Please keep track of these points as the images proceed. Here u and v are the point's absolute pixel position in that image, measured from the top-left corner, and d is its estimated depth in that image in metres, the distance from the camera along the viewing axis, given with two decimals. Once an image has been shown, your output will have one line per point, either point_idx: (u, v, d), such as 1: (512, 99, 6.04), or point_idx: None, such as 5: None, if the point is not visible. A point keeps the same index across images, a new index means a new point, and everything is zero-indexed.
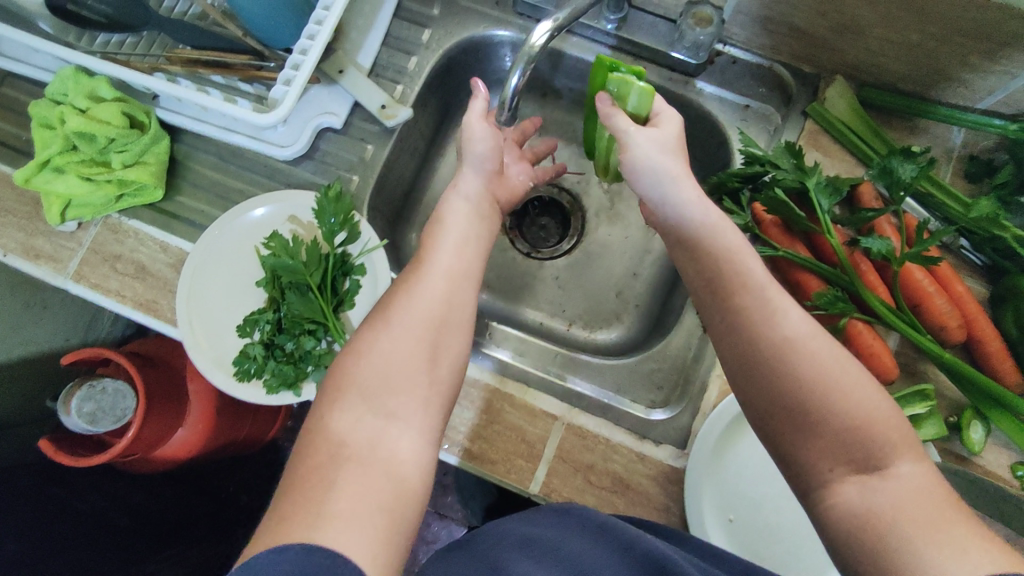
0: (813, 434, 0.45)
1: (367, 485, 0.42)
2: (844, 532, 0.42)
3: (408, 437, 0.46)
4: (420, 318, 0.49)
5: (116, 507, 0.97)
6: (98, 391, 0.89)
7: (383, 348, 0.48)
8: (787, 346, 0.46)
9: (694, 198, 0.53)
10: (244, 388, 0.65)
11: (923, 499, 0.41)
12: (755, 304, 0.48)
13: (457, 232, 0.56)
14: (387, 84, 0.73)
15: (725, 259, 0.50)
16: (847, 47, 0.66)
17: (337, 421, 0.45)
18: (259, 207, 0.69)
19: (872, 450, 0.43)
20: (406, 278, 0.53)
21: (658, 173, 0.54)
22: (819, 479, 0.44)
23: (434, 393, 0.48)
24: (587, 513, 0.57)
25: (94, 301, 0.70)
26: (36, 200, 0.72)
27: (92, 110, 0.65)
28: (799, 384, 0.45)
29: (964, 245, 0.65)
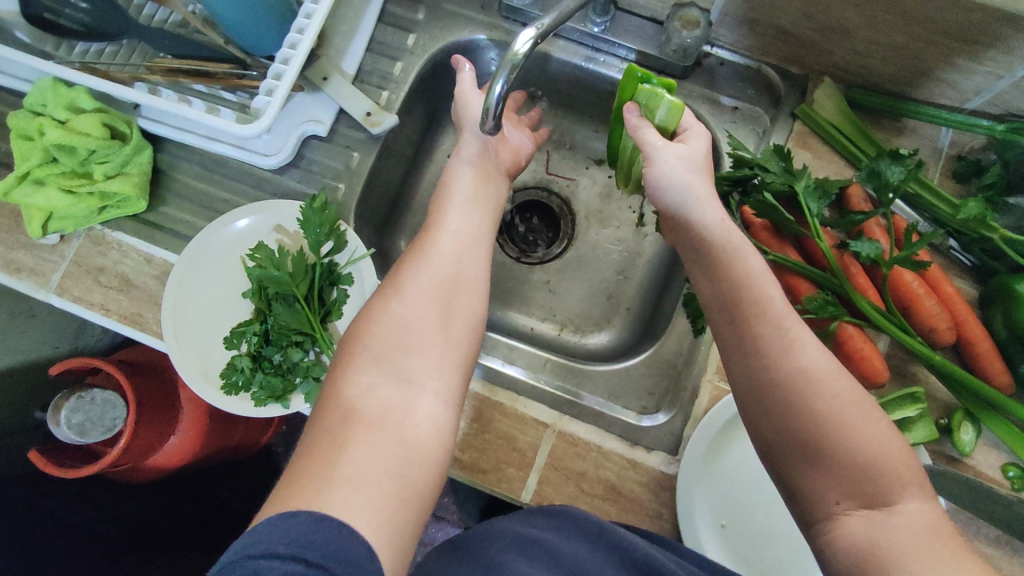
0: (824, 467, 0.46)
1: (382, 441, 0.44)
2: (849, 562, 0.44)
3: (422, 401, 0.48)
4: (431, 285, 0.52)
5: (105, 518, 0.96)
6: (87, 402, 0.90)
7: (395, 317, 0.51)
8: (803, 380, 0.47)
9: (718, 219, 0.53)
10: (232, 401, 0.64)
11: (927, 537, 0.43)
12: (772, 334, 0.49)
13: (464, 198, 0.59)
14: (372, 90, 0.72)
15: (738, 285, 0.51)
16: (835, 49, 0.65)
17: (353, 386, 0.47)
18: (244, 217, 0.68)
19: (881, 484, 0.45)
20: (415, 252, 0.55)
21: (683, 193, 0.54)
22: (825, 510, 0.46)
23: (447, 353, 0.51)
24: (588, 514, 0.56)
25: (78, 314, 0.69)
26: (16, 212, 0.70)
27: (72, 121, 0.64)
28: (814, 418, 0.47)
29: (953, 245, 0.65)
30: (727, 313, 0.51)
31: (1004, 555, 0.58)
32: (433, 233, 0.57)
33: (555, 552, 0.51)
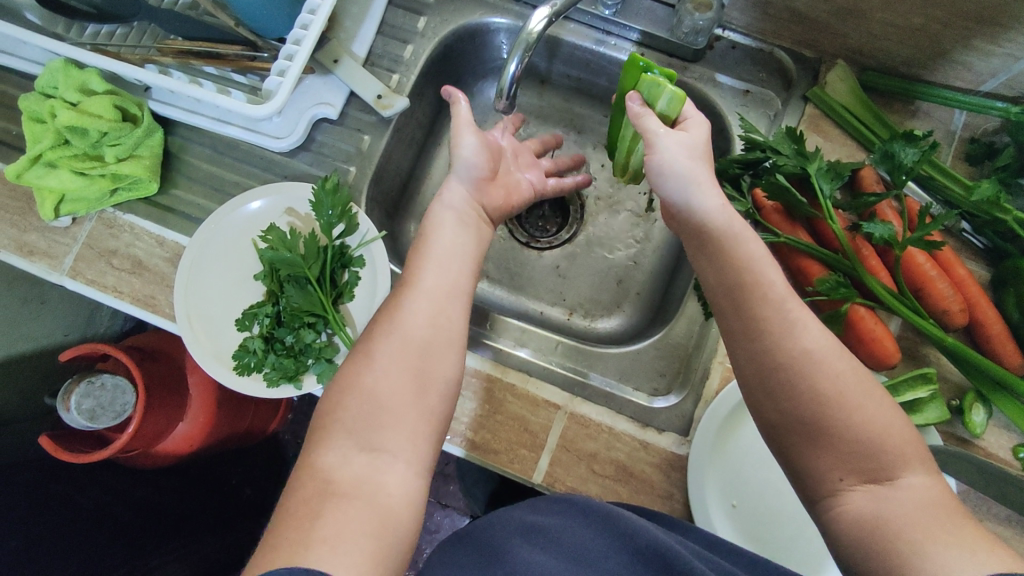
0: (827, 445, 0.46)
1: (358, 515, 0.42)
2: (855, 537, 0.43)
3: (397, 469, 0.46)
4: (407, 348, 0.50)
5: (120, 502, 0.95)
6: (98, 387, 0.88)
7: (369, 385, 0.48)
8: (805, 360, 0.47)
9: (718, 206, 0.53)
10: (245, 382, 0.65)
11: (933, 508, 0.42)
12: (775, 316, 0.48)
13: (445, 248, 0.56)
14: (383, 73, 0.72)
15: (742, 268, 0.50)
16: (849, 31, 0.65)
17: (325, 458, 0.45)
18: (256, 199, 0.68)
19: (884, 460, 0.45)
20: (391, 308, 0.52)
21: (683, 182, 0.54)
22: (830, 487, 0.46)
23: (422, 421, 0.48)
24: (580, 498, 0.56)
25: (91, 297, 0.69)
26: (29, 195, 0.71)
27: (84, 104, 0.64)
28: (817, 400, 0.46)
29: (965, 228, 0.65)
30: (728, 295, 0.51)
31: (1016, 536, 0.58)
32: (410, 286, 0.53)
33: (558, 537, 0.51)
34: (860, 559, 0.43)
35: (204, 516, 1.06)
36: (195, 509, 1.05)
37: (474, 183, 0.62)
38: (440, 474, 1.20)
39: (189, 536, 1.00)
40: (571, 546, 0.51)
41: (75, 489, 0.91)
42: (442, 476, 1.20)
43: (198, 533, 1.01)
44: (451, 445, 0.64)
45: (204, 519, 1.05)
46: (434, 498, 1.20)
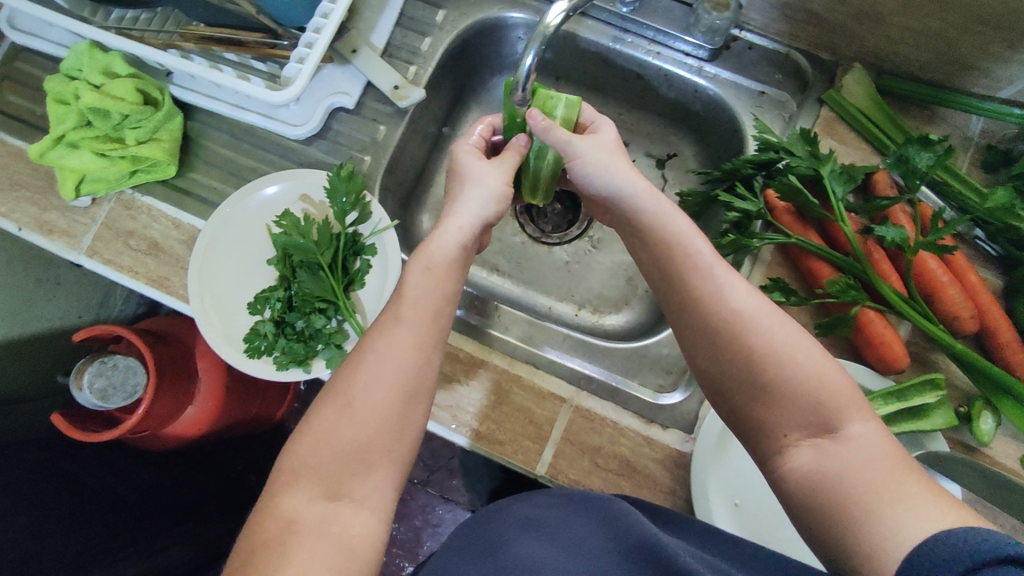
0: (767, 402, 0.47)
1: (320, 555, 0.43)
2: (804, 495, 0.44)
3: (363, 515, 0.46)
4: (380, 400, 0.49)
5: (125, 484, 0.94)
6: (109, 367, 0.88)
7: (342, 433, 0.48)
8: (735, 320, 0.48)
9: (644, 190, 0.54)
10: (254, 365, 0.66)
11: (877, 457, 0.42)
12: (704, 284, 0.50)
13: (432, 294, 0.53)
14: (401, 64, 0.73)
15: (670, 245, 0.52)
16: (867, 35, 0.65)
17: (290, 501, 0.45)
18: (273, 184, 0.69)
19: (824, 411, 0.45)
20: (368, 343, 0.51)
21: (605, 173, 0.56)
22: (776, 445, 0.46)
23: (392, 469, 0.49)
24: (597, 496, 0.56)
25: (107, 276, 0.70)
26: (50, 174, 0.72)
27: (107, 87, 0.66)
28: (748, 357, 0.47)
29: (978, 235, 0.65)
30: (662, 274, 0.53)
31: None
32: (390, 333, 0.51)
33: (555, 528, 0.52)
34: (812, 518, 0.43)
35: (208, 503, 1.05)
36: (198, 494, 1.05)
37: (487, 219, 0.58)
38: (444, 467, 1.20)
39: (199, 520, 1.01)
40: (569, 536, 0.51)
41: (82, 467, 0.91)
42: (445, 470, 1.20)
43: (200, 518, 1.01)
44: (457, 435, 0.65)
45: (205, 505, 1.04)
46: (436, 492, 1.20)
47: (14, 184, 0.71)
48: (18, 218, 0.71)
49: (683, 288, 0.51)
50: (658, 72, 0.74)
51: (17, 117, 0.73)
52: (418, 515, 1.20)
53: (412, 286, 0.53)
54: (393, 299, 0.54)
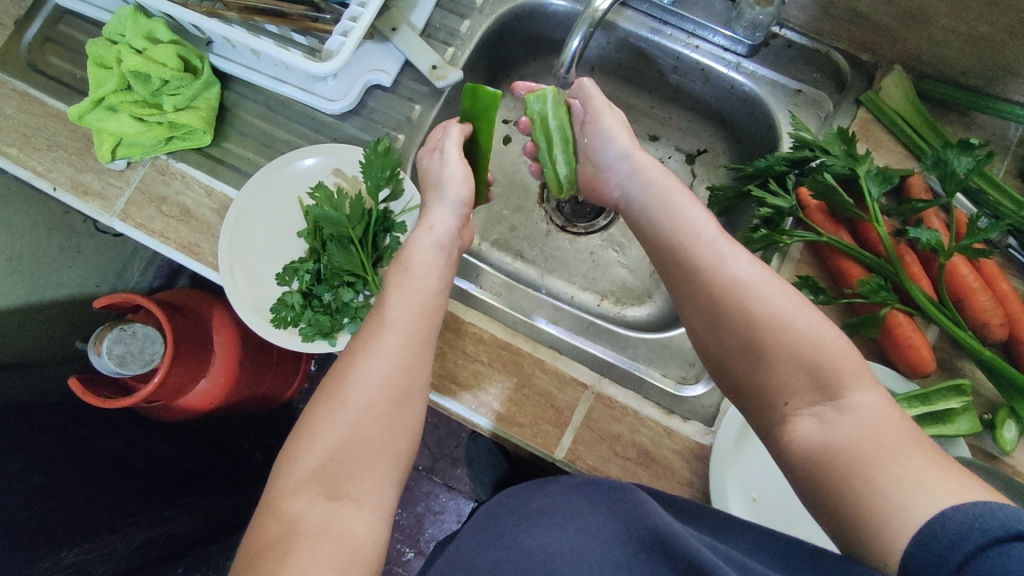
0: (770, 369, 0.48)
1: (322, 555, 0.43)
2: (807, 465, 0.44)
3: (363, 514, 0.47)
4: (378, 394, 0.50)
5: (135, 452, 0.91)
6: (128, 334, 0.86)
7: (334, 435, 0.48)
8: (735, 286, 0.50)
9: (650, 166, 0.60)
10: (280, 335, 0.66)
11: (881, 426, 0.43)
12: (707, 254, 0.53)
13: (418, 294, 0.55)
14: (439, 45, 0.73)
15: (673, 219, 0.56)
16: (910, 37, 0.65)
17: (292, 504, 0.46)
18: (309, 156, 0.69)
19: (825, 379, 0.46)
20: (362, 337, 0.53)
21: (621, 143, 0.61)
22: (779, 414, 0.47)
23: (391, 463, 0.49)
24: (612, 482, 0.54)
25: (139, 240, 0.71)
26: (86, 137, 0.72)
27: (149, 51, 0.67)
28: (749, 324, 0.49)
29: (1013, 244, 0.64)
30: (666, 247, 0.55)
31: None
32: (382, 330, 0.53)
33: (559, 512, 0.51)
34: (816, 492, 0.43)
35: (217, 476, 1.03)
36: (205, 466, 1.02)
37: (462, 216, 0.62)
38: (448, 455, 1.21)
39: (207, 493, 0.99)
40: (571, 521, 0.50)
41: (93, 434, 0.87)
42: (449, 458, 1.21)
43: (206, 491, 0.99)
44: (478, 416, 0.65)
45: (213, 479, 1.02)
46: (439, 480, 1.20)
47: (51, 145, 0.72)
48: (54, 178, 0.71)
49: (686, 259, 0.53)
50: (694, 65, 0.74)
51: (57, 78, 0.74)
52: (420, 502, 1.20)
53: (396, 290, 0.56)
54: (381, 301, 0.56)
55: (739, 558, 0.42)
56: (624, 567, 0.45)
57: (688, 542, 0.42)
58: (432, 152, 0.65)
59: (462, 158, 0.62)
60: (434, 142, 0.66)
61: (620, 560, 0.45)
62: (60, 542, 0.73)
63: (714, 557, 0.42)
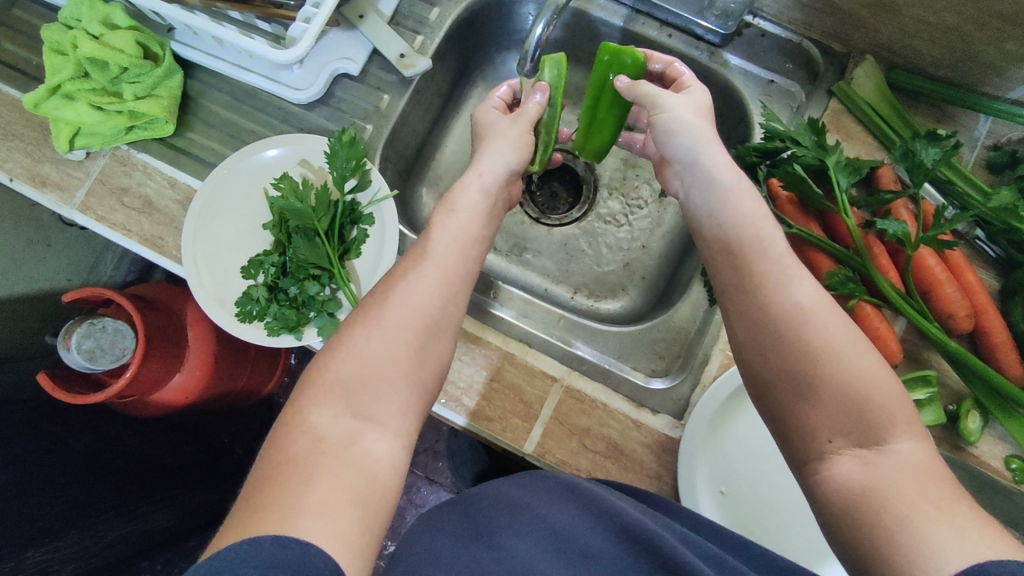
0: (817, 404, 0.45)
1: (342, 481, 0.41)
2: (839, 504, 0.43)
3: (384, 440, 0.45)
4: (411, 321, 0.49)
5: (110, 448, 0.89)
6: (98, 329, 0.84)
7: (369, 351, 0.47)
8: (797, 312, 0.47)
9: (722, 162, 0.55)
10: (245, 329, 0.65)
11: (924, 472, 0.41)
12: (772, 271, 0.50)
13: (458, 234, 0.56)
14: (407, 33, 0.72)
15: (742, 224, 0.52)
16: (881, 27, 0.64)
17: (315, 417, 0.44)
18: (273, 147, 0.68)
19: (876, 420, 0.44)
20: (399, 268, 0.53)
21: (689, 136, 0.56)
22: (818, 450, 0.45)
23: (415, 397, 0.48)
24: (567, 477, 0.54)
25: (99, 233, 0.69)
26: (44, 126, 0.70)
27: (107, 36, 0.65)
28: (805, 353, 0.46)
29: (980, 235, 0.65)
30: (722, 243, 0.53)
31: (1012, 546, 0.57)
32: (421, 263, 0.53)
33: (544, 515, 0.49)
34: (847, 530, 0.42)
35: (193, 471, 1.01)
36: (183, 462, 1.00)
37: (511, 173, 0.62)
38: (429, 449, 1.19)
39: (182, 489, 0.97)
40: (559, 526, 0.48)
41: (65, 431, 0.85)
42: (430, 452, 1.19)
43: (180, 488, 0.97)
44: (451, 413, 0.64)
45: (189, 474, 1.00)
46: (420, 474, 1.19)
47: (7, 134, 0.70)
48: (10, 168, 0.69)
49: (745, 263, 0.51)
50: (667, 55, 0.73)
51: (12, 65, 0.72)
52: (401, 495, 1.19)
53: (438, 229, 0.56)
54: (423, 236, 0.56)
55: (716, 552, 0.46)
56: (610, 556, 0.46)
57: (673, 544, 0.45)
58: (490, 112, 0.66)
59: (529, 128, 0.63)
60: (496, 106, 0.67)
61: (605, 555, 0.46)
62: (25, 542, 0.71)
63: (694, 557, 0.45)
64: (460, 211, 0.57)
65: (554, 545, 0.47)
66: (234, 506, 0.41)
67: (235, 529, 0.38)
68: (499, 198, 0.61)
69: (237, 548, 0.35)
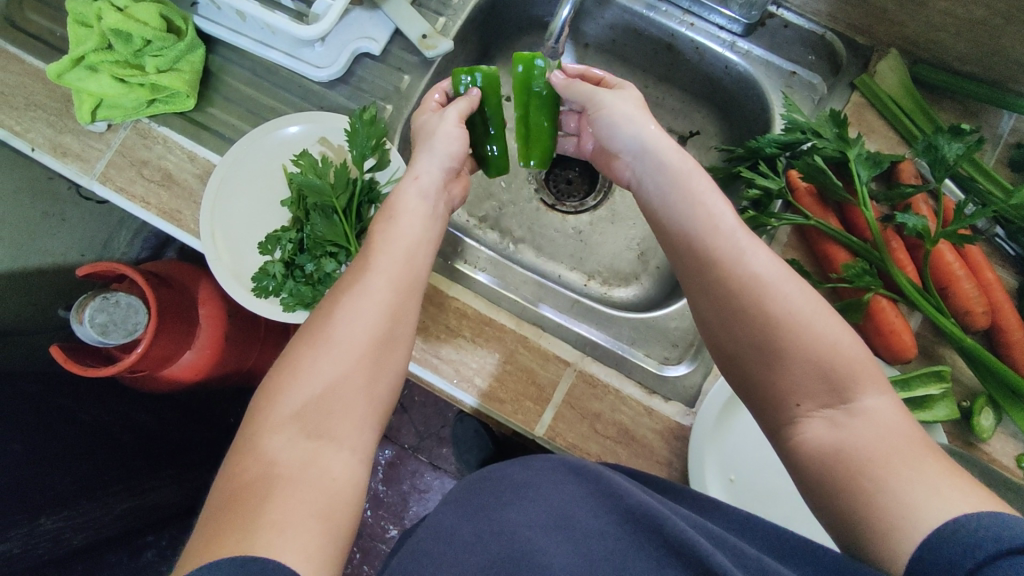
0: (783, 368, 0.46)
1: (302, 501, 0.41)
2: (817, 467, 0.43)
3: (342, 456, 0.45)
4: (360, 336, 0.49)
5: (119, 422, 0.89)
6: (112, 304, 0.83)
7: (317, 372, 0.47)
8: (756, 284, 0.47)
9: (667, 145, 0.54)
10: (261, 304, 0.66)
11: (892, 429, 0.42)
12: (726, 248, 0.49)
13: (404, 241, 0.55)
14: (430, 14, 0.72)
15: (690, 204, 0.51)
16: (908, 20, 0.64)
17: (269, 442, 0.44)
18: (294, 124, 0.68)
19: (841, 381, 0.44)
20: (349, 282, 0.53)
21: (632, 125, 0.56)
22: (788, 415, 0.46)
23: (370, 411, 0.48)
24: (573, 460, 0.54)
25: (119, 205, 0.69)
26: (67, 97, 0.70)
27: (131, 9, 0.65)
28: (766, 321, 0.46)
29: (999, 233, 0.65)
30: (674, 225, 0.52)
31: None
32: (366, 276, 0.52)
33: (548, 496, 0.49)
34: (823, 492, 0.42)
35: (202, 449, 1.00)
36: (191, 440, 0.99)
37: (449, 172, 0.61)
38: (434, 435, 1.19)
39: (189, 467, 0.96)
40: (557, 499, 0.49)
41: (77, 404, 0.84)
42: (435, 437, 1.19)
43: (187, 466, 0.96)
44: (464, 394, 0.65)
45: (197, 453, 0.99)
46: (425, 459, 1.19)
47: (30, 104, 0.70)
48: (33, 138, 0.70)
49: (702, 249, 0.49)
50: (689, 43, 0.73)
51: (37, 36, 0.72)
52: (405, 480, 1.19)
53: (381, 239, 0.55)
54: (367, 249, 0.55)
55: (726, 536, 0.43)
56: (609, 537, 0.44)
57: (676, 523, 0.42)
58: (432, 113, 0.63)
59: (459, 120, 0.61)
60: (433, 106, 0.64)
61: (607, 531, 0.45)
62: (38, 509, 0.71)
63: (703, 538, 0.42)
64: (401, 217, 0.56)
65: (555, 524, 0.46)
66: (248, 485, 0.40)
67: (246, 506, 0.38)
68: (441, 200, 0.61)
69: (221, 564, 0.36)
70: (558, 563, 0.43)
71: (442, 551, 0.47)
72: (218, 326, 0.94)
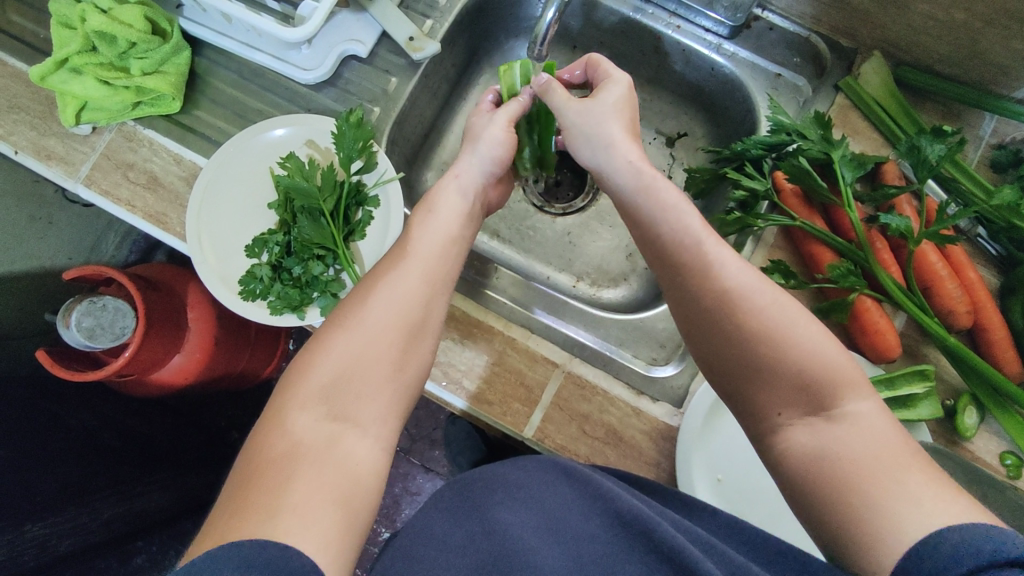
0: (762, 382, 0.46)
1: (320, 485, 0.41)
2: (801, 473, 0.43)
3: (365, 443, 0.45)
4: (391, 320, 0.49)
5: (106, 427, 0.88)
6: (98, 308, 0.82)
7: (352, 351, 0.47)
8: (726, 298, 0.47)
9: (626, 163, 0.55)
10: (247, 307, 0.65)
11: (877, 438, 0.42)
12: (694, 260, 0.49)
13: (441, 233, 0.56)
14: (416, 16, 0.72)
15: (664, 216, 0.51)
16: (890, 23, 0.64)
17: (296, 420, 0.44)
18: (280, 127, 0.68)
19: (824, 392, 0.44)
20: (383, 267, 0.53)
21: (590, 146, 0.57)
22: (770, 423, 0.46)
23: (396, 398, 0.48)
24: (564, 461, 0.54)
25: (104, 208, 0.68)
26: (50, 99, 0.70)
27: (115, 11, 0.65)
28: (740, 338, 0.46)
29: (981, 233, 0.65)
30: (642, 235, 0.53)
31: None
32: (402, 264, 0.53)
33: (539, 499, 0.49)
34: (804, 495, 0.43)
35: (191, 452, 1.02)
36: (180, 444, 1.00)
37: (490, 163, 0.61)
38: (426, 437, 1.19)
39: (178, 468, 0.97)
40: (548, 504, 0.49)
41: (63, 408, 0.83)
42: (427, 440, 1.19)
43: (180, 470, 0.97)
44: (455, 398, 0.65)
45: (186, 456, 1.00)
46: (417, 462, 1.18)
47: (13, 106, 0.69)
48: (16, 140, 0.69)
49: (672, 265, 0.50)
50: (676, 46, 0.73)
51: (19, 37, 0.72)
52: (397, 483, 1.18)
53: (418, 230, 0.56)
54: (404, 238, 0.56)
55: (714, 543, 0.44)
56: (601, 542, 0.45)
57: (666, 529, 0.43)
58: (479, 116, 0.65)
59: (506, 125, 0.62)
60: (485, 106, 0.67)
61: (597, 534, 0.46)
62: (23, 516, 0.70)
63: (693, 545, 0.43)
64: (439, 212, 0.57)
65: (546, 528, 0.46)
66: (229, 496, 0.40)
67: (218, 529, 0.38)
68: (478, 200, 0.61)
69: (218, 550, 0.35)
70: (547, 565, 0.43)
71: (431, 555, 0.45)
72: (207, 334, 0.93)
